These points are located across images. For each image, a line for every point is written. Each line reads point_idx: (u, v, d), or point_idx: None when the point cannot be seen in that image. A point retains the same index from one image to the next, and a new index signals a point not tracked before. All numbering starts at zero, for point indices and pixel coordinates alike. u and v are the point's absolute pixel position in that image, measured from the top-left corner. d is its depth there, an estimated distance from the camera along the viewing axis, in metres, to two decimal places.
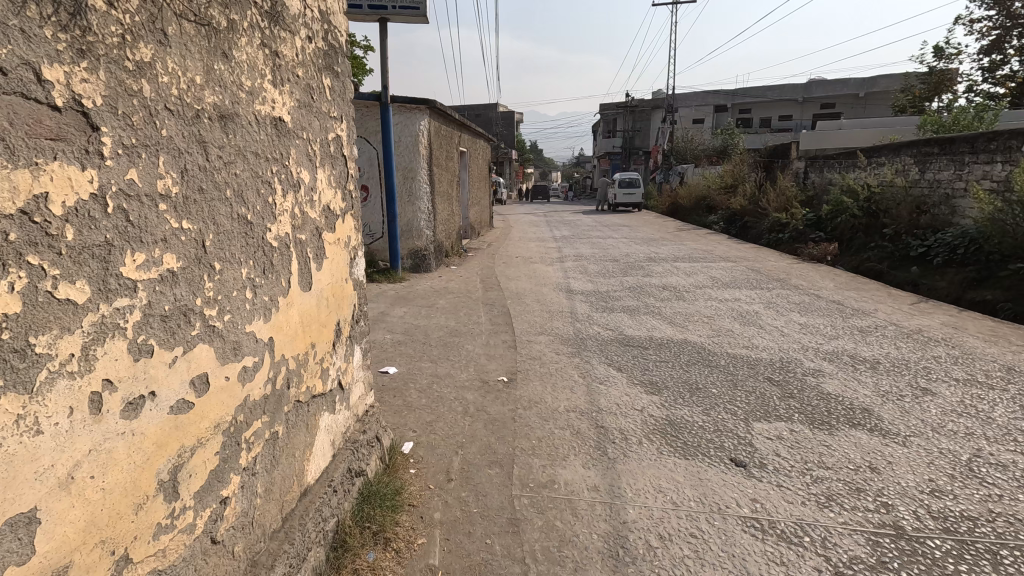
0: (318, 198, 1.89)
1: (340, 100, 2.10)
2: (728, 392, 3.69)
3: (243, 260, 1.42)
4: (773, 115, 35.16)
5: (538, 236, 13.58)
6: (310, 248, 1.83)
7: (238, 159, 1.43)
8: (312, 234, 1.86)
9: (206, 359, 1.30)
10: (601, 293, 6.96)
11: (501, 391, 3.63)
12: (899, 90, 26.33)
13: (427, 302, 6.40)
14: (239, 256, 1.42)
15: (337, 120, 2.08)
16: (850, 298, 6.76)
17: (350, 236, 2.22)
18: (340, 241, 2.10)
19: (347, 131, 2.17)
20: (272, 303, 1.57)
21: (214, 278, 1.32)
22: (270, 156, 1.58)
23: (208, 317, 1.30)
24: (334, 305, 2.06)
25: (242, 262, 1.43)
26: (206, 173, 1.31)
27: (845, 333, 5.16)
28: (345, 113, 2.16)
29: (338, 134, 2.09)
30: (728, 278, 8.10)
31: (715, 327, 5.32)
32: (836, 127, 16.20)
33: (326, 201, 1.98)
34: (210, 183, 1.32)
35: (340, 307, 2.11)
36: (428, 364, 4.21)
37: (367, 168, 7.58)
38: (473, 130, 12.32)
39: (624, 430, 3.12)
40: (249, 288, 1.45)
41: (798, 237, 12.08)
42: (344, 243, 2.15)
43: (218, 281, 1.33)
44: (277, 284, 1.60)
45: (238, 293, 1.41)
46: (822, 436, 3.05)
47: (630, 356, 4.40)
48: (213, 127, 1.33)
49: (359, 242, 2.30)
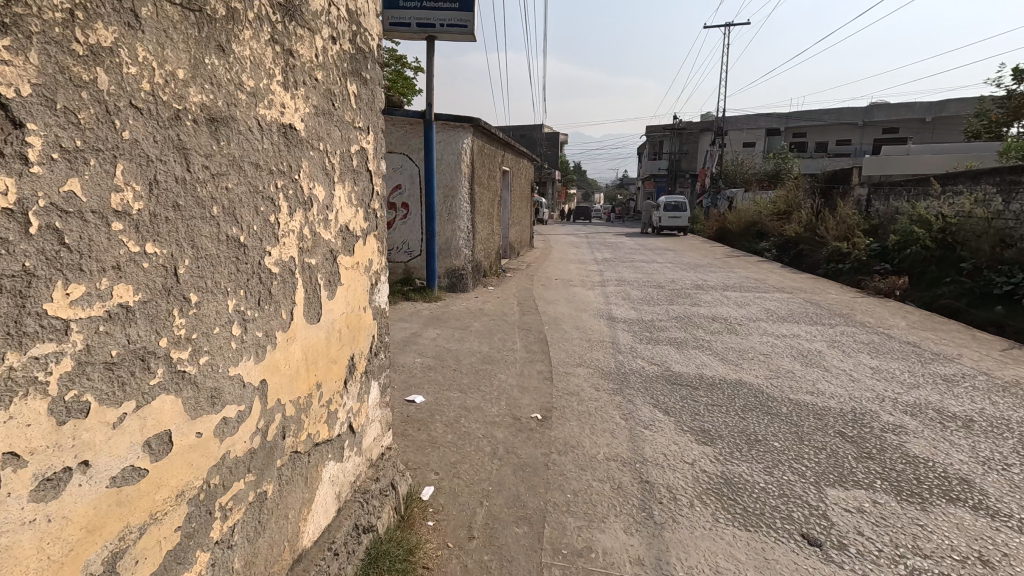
0: (334, 218, 1.68)
1: (366, 109, 1.91)
2: (794, 447, 3.22)
3: (230, 290, 1.26)
4: (830, 139, 33.70)
5: (579, 258, 13.23)
6: (321, 275, 1.62)
7: (232, 170, 1.26)
8: (325, 258, 1.65)
9: (171, 415, 1.13)
10: (645, 322, 6.55)
11: (534, 431, 3.32)
12: (972, 115, 24.71)
13: (462, 324, 6.17)
14: (224, 285, 1.25)
15: (362, 132, 1.89)
16: (927, 340, 6.07)
17: (372, 260, 2.01)
18: (360, 266, 1.89)
19: (373, 144, 1.97)
20: (265, 340, 1.39)
21: (188, 312, 1.15)
22: (275, 168, 1.41)
23: (176, 360, 1.13)
24: (348, 337, 1.83)
25: (229, 292, 1.26)
26: (184, 185, 1.14)
27: (926, 382, 4.56)
28: (372, 124, 1.96)
29: (363, 147, 1.90)
30: (784, 311, 7.51)
31: (773, 367, 4.82)
32: (904, 152, 15.19)
33: (345, 220, 1.77)
34: (189, 198, 1.15)
35: (356, 340, 1.89)
36: (457, 394, 3.95)
37: (408, 185, 7.51)
38: (517, 149, 12.20)
39: (672, 488, 2.73)
40: (236, 323, 1.28)
41: (861, 268, 11.23)
42: (365, 267, 1.93)
43: (194, 316, 1.17)
44: (274, 317, 1.42)
45: (220, 330, 1.24)
46: (913, 512, 2.58)
47: (678, 397, 3.99)
48: (196, 131, 1.16)
49: (382, 267, 2.09)
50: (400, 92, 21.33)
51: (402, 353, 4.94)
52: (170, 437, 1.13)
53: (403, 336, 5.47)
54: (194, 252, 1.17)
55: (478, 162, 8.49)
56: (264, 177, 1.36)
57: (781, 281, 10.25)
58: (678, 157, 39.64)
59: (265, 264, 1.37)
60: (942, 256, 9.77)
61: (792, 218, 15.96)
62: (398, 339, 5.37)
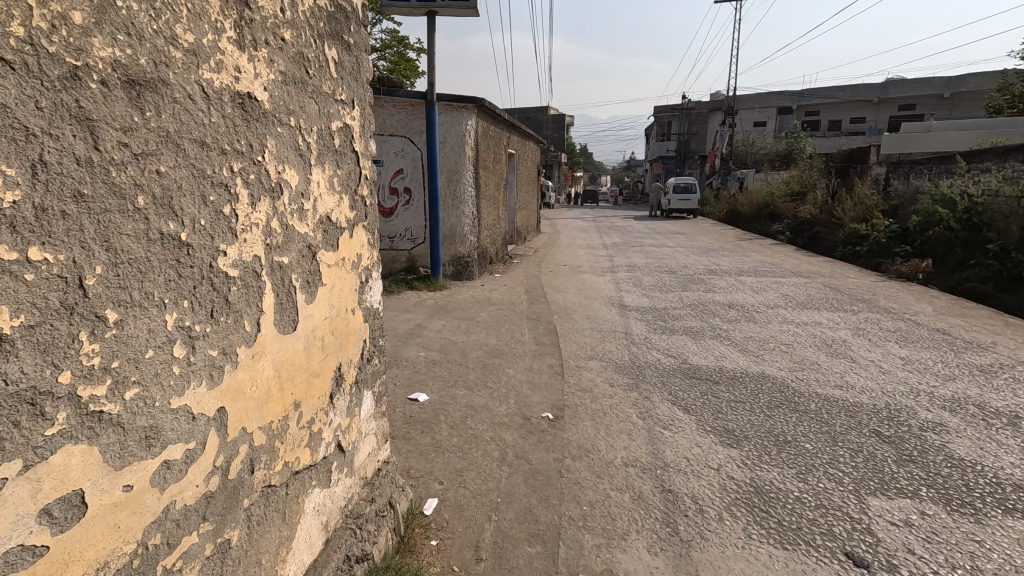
0: (312, 208, 1.51)
1: (350, 79, 1.69)
2: (828, 450, 2.97)
3: (164, 303, 1.08)
4: (844, 117, 32.80)
5: (587, 243, 12.91)
6: (296, 275, 1.45)
7: (166, 150, 1.08)
8: (301, 255, 1.48)
9: (81, 472, 0.94)
10: (658, 310, 6.29)
11: (545, 434, 3.09)
12: (993, 90, 23.87)
13: (468, 314, 5.94)
14: (155, 297, 1.06)
15: (346, 105, 1.67)
16: (957, 327, 5.77)
17: (363, 254, 1.80)
18: (346, 262, 1.69)
19: (359, 121, 1.75)
20: (224, 358, 1.23)
21: (103, 336, 0.97)
22: (228, 147, 1.23)
23: (83, 399, 0.94)
24: (334, 344, 1.65)
25: (162, 306, 1.08)
26: (89, 166, 0.95)
27: (962, 373, 4.29)
28: (358, 97, 1.74)
29: (346, 122, 1.67)
30: (803, 297, 7.21)
31: (796, 358, 4.56)
32: (925, 129, 14.62)
33: (327, 208, 1.57)
34: (96, 184, 0.96)
35: (344, 347, 1.70)
36: (462, 392, 3.72)
37: (410, 169, 7.19)
38: (523, 131, 11.82)
39: (698, 498, 2.50)
40: (180, 345, 1.12)
41: (880, 251, 10.85)
42: (353, 264, 1.73)
43: (112, 340, 0.99)
44: (234, 330, 1.26)
45: (155, 353, 1.07)
46: (966, 525, 2.33)
47: (698, 393, 3.75)
48: (104, 97, 0.96)
49: (375, 262, 1.88)
50: (403, 74, 20.95)
51: (406, 347, 4.71)
52: (84, 499, 0.95)
53: (407, 329, 5.25)
54: (106, 251, 0.97)
55: (483, 145, 8.17)
56: (205, 158, 1.17)
57: (797, 265, 9.91)
58: (686, 138, 38.83)
59: (215, 267, 1.20)
60: (967, 237, 9.39)
61: (807, 199, 15.49)
62: (402, 331, 5.15)
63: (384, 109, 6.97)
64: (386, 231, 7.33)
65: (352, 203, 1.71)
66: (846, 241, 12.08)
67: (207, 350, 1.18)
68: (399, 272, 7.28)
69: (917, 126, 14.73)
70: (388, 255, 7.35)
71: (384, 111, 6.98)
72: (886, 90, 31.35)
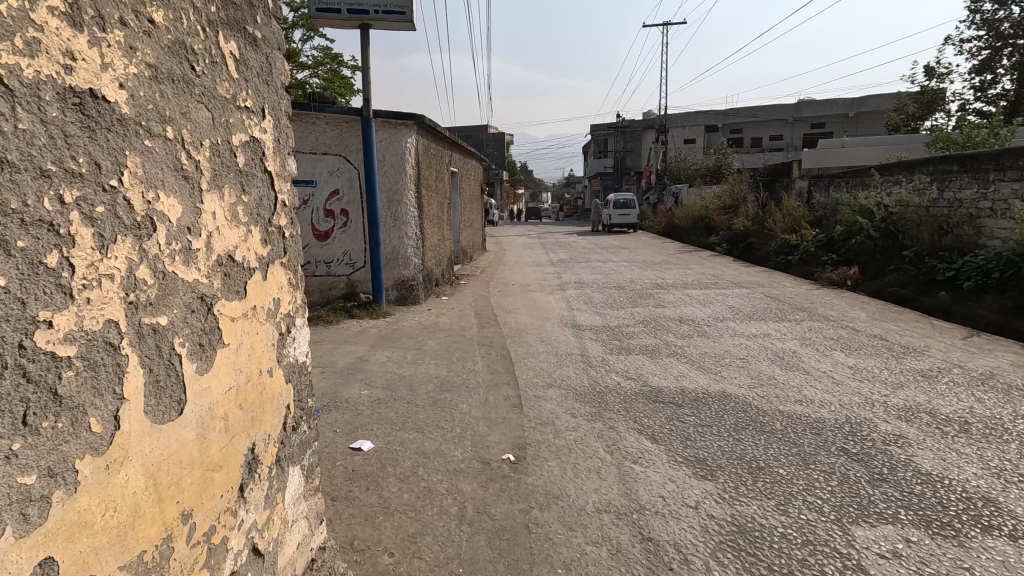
0: (202, 252, 1.40)
1: (258, 84, 1.65)
2: (803, 475, 2.84)
3: None
4: (765, 135, 35.13)
5: (534, 260, 12.78)
6: (181, 345, 1.33)
7: None
8: (186, 312, 1.35)
9: None
10: (612, 329, 6.16)
11: (507, 480, 2.79)
12: (891, 110, 26.38)
13: (416, 342, 5.55)
14: None
15: (250, 113, 1.61)
16: (892, 332, 6.02)
17: (274, 304, 1.71)
18: (253, 316, 1.59)
19: (270, 133, 1.70)
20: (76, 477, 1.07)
21: None
22: (63, 151, 1.07)
23: None
24: (239, 420, 1.52)
25: None
26: None
27: (908, 380, 4.39)
28: (265, 104, 1.68)
29: (250, 134, 1.61)
30: (748, 308, 7.35)
31: (753, 373, 4.52)
32: (839, 145, 15.74)
33: (227, 246, 1.50)
34: None
35: (252, 423, 1.57)
36: (412, 435, 3.35)
37: (347, 189, 6.74)
38: (465, 149, 11.58)
39: (680, 544, 2.27)
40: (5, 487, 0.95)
41: (810, 259, 11.43)
42: (260, 322, 1.63)
43: None
44: (92, 438, 1.10)
45: None
46: (952, 550, 2.24)
47: (663, 418, 3.58)
48: None
49: (290, 313, 1.80)
50: (337, 91, 20.29)
51: (347, 386, 4.26)
52: None
53: (348, 364, 4.79)
54: None
55: (424, 163, 7.85)
56: (2, 189, 0.96)
57: (737, 276, 10.21)
58: (623, 155, 40.15)
59: (29, 347, 1.00)
60: (886, 245, 10.05)
61: (739, 212, 16.21)
62: (342, 367, 4.69)
63: (316, 125, 6.50)
64: (321, 256, 6.79)
65: (260, 242, 1.64)
66: (778, 251, 12.66)
67: (14, 479, 0.97)
68: (338, 300, 6.77)
69: (832, 142, 15.84)
70: (325, 282, 6.82)
71: (316, 128, 6.51)
72: (799, 109, 33.92)
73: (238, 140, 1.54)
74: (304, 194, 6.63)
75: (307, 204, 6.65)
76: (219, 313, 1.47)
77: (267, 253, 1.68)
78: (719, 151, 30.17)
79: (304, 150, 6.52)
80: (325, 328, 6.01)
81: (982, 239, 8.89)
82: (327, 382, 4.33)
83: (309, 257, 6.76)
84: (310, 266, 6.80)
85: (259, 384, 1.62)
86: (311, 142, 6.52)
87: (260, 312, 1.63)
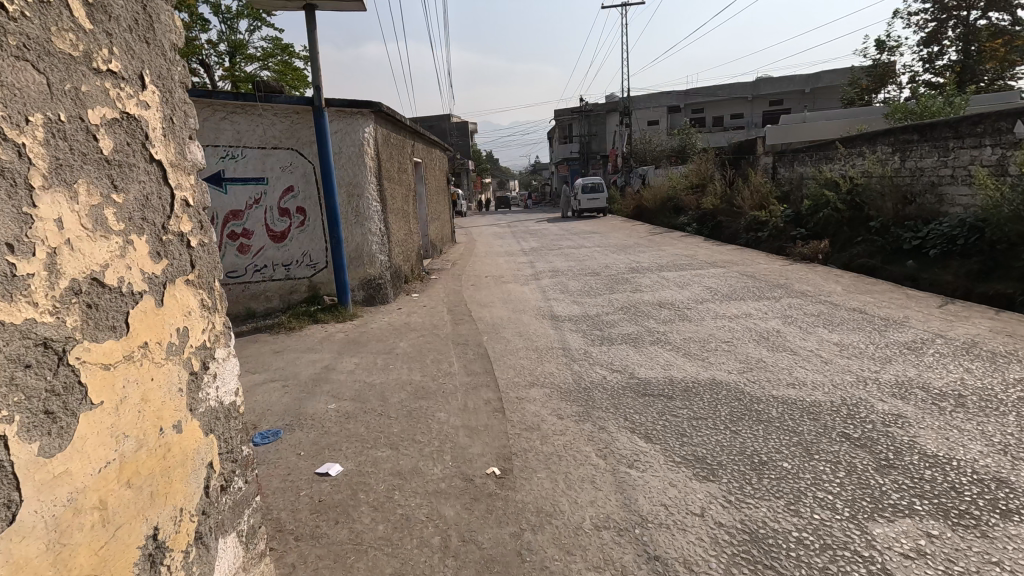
0: (39, 282, 1.20)
1: (126, 45, 1.50)
2: (809, 469, 2.66)
3: None
4: (726, 113, 35.54)
5: (506, 250, 12.48)
6: (29, 429, 1.15)
7: None
8: (20, 375, 1.15)
9: None
10: (591, 318, 5.94)
11: (492, 500, 2.52)
12: (846, 84, 26.93)
13: (386, 345, 5.21)
14: None
15: (116, 78, 1.46)
16: (870, 304, 5.98)
17: (168, 349, 1.56)
18: (139, 364, 1.45)
19: (146, 105, 1.55)
20: None
21: None
22: None
23: None
24: (127, 498, 1.37)
25: None
26: None
27: (895, 353, 4.30)
28: (134, 65, 1.53)
29: (116, 109, 1.46)
30: (725, 288, 7.25)
31: (740, 357, 4.36)
32: (801, 120, 15.89)
33: (89, 264, 1.33)
34: None
35: (146, 499, 1.42)
36: (385, 452, 3.04)
37: (302, 185, 6.23)
38: (427, 138, 11.10)
39: (691, 562, 2.05)
40: None
41: (780, 235, 11.49)
42: (148, 377, 1.48)
43: None
44: None
45: None
46: (977, 543, 2.09)
47: (654, 414, 3.36)
48: None
49: (190, 352, 1.65)
50: (289, 83, 19.39)
51: (311, 401, 3.90)
52: None
53: (313, 375, 4.42)
54: None
55: (384, 154, 7.41)
56: None
57: (710, 255, 10.15)
58: (588, 139, 40.02)
59: None
60: (852, 217, 10.15)
61: (706, 191, 16.25)
62: (306, 380, 4.32)
63: (264, 116, 5.93)
64: (279, 259, 6.21)
65: (145, 251, 1.51)
66: (748, 228, 12.70)
67: None
68: (300, 305, 6.30)
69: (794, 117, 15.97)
70: (285, 286, 6.28)
71: (265, 120, 5.94)
72: (758, 87, 34.40)
73: (97, 116, 1.38)
74: (255, 192, 6.01)
75: (259, 203, 6.04)
76: (83, 366, 1.30)
77: (167, 266, 1.59)
78: (682, 131, 30.33)
79: (253, 144, 5.92)
80: (288, 336, 5.59)
81: (943, 206, 9.05)
82: (289, 398, 3.95)
83: (265, 261, 6.14)
84: (266, 271, 6.16)
85: (159, 446, 1.48)
86: (260, 134, 5.94)
87: (153, 354, 1.50)
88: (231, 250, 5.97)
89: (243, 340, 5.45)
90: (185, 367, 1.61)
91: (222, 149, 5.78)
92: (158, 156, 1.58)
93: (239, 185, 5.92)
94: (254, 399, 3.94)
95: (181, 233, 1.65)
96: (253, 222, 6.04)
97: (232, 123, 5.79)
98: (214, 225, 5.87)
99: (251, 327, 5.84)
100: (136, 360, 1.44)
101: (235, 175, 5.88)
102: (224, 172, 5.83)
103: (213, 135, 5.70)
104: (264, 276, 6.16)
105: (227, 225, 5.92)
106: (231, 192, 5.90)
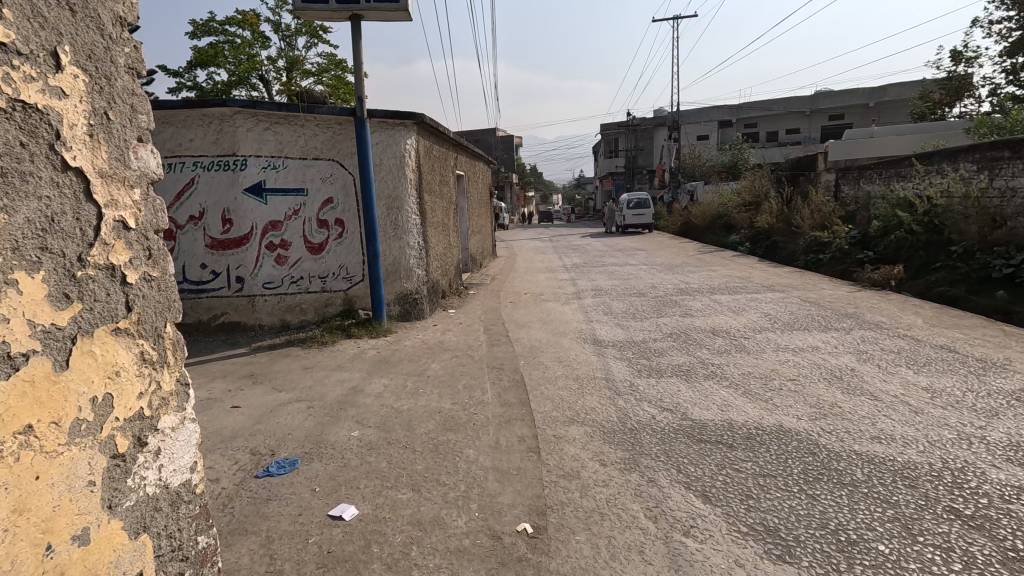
0: None
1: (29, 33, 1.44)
2: (914, 556, 2.16)
3: None
4: (781, 128, 34.11)
5: (547, 267, 12.14)
6: None
7: None
8: None
9: None
10: (636, 344, 5.51)
11: (522, 568, 2.16)
12: (916, 98, 25.25)
13: (418, 366, 4.95)
14: None
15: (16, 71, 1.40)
16: (959, 341, 5.27)
17: (70, 450, 1.49)
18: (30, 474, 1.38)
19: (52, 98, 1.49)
20: None
21: None
22: None
23: None
24: None
25: None
26: None
27: (1000, 405, 3.67)
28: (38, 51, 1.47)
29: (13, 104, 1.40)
30: (786, 315, 6.63)
31: (810, 400, 3.83)
32: (867, 135, 14.88)
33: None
34: None
35: None
36: (405, 495, 2.74)
37: (342, 197, 6.12)
38: (471, 151, 10.98)
39: None
40: None
41: (844, 258, 10.64)
42: (41, 483, 1.41)
43: None
44: None
45: None
46: None
47: (712, 466, 2.92)
48: None
49: (105, 441, 1.59)
50: (341, 98, 20.00)
51: (335, 427, 3.67)
52: None
53: (340, 397, 4.20)
54: None
55: (426, 166, 7.26)
56: None
57: (767, 278, 9.47)
58: (634, 154, 39.35)
59: None
60: (929, 240, 9.25)
61: (761, 209, 15.42)
62: (332, 402, 4.10)
63: (307, 127, 5.87)
64: (316, 271, 6.11)
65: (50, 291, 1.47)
66: (808, 249, 11.87)
67: None
68: (334, 318, 6.17)
69: (860, 132, 14.96)
70: (321, 299, 6.17)
71: (307, 131, 5.88)
72: (816, 101, 32.88)
73: None
74: (294, 203, 5.93)
75: (298, 214, 5.96)
76: None
77: (83, 313, 1.56)
78: (734, 146, 29.27)
79: (295, 156, 5.86)
80: (320, 352, 5.43)
81: None
82: (313, 422, 3.74)
83: (301, 273, 6.05)
84: (302, 283, 6.06)
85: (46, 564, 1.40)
86: (302, 146, 5.88)
87: (45, 443, 1.42)
88: (269, 261, 5.90)
89: (276, 354, 5.33)
90: (93, 448, 1.55)
91: (264, 160, 5.72)
92: (75, 162, 1.55)
93: (279, 196, 5.85)
94: (277, 421, 3.75)
95: (111, 262, 1.64)
96: (291, 233, 5.96)
97: (275, 134, 5.74)
98: (253, 235, 5.80)
99: (284, 340, 5.73)
100: (14, 459, 1.34)
101: (276, 186, 5.82)
102: (266, 183, 5.77)
103: (256, 146, 5.67)
104: (300, 288, 6.06)
105: (266, 235, 5.86)
106: (271, 202, 5.83)
